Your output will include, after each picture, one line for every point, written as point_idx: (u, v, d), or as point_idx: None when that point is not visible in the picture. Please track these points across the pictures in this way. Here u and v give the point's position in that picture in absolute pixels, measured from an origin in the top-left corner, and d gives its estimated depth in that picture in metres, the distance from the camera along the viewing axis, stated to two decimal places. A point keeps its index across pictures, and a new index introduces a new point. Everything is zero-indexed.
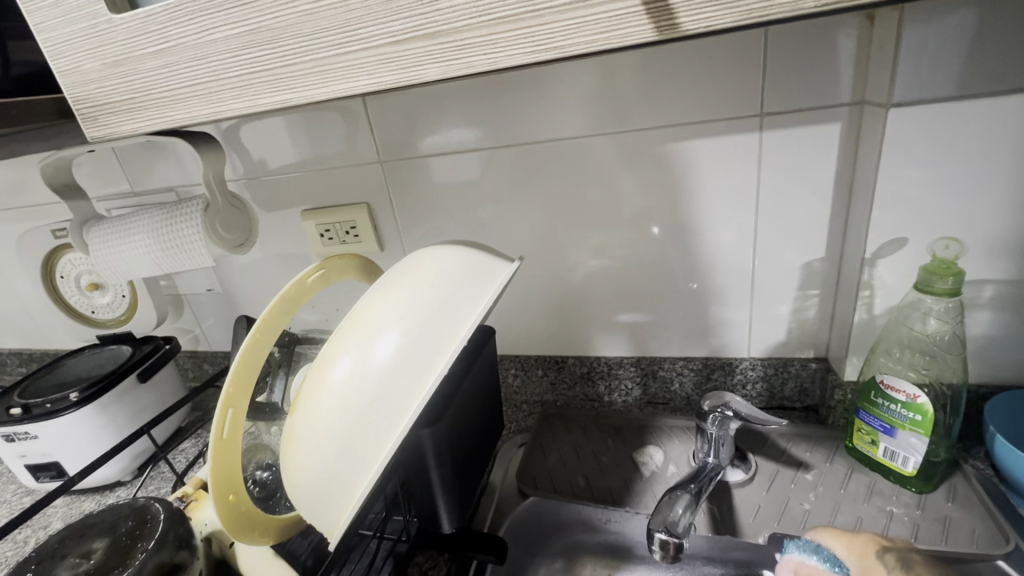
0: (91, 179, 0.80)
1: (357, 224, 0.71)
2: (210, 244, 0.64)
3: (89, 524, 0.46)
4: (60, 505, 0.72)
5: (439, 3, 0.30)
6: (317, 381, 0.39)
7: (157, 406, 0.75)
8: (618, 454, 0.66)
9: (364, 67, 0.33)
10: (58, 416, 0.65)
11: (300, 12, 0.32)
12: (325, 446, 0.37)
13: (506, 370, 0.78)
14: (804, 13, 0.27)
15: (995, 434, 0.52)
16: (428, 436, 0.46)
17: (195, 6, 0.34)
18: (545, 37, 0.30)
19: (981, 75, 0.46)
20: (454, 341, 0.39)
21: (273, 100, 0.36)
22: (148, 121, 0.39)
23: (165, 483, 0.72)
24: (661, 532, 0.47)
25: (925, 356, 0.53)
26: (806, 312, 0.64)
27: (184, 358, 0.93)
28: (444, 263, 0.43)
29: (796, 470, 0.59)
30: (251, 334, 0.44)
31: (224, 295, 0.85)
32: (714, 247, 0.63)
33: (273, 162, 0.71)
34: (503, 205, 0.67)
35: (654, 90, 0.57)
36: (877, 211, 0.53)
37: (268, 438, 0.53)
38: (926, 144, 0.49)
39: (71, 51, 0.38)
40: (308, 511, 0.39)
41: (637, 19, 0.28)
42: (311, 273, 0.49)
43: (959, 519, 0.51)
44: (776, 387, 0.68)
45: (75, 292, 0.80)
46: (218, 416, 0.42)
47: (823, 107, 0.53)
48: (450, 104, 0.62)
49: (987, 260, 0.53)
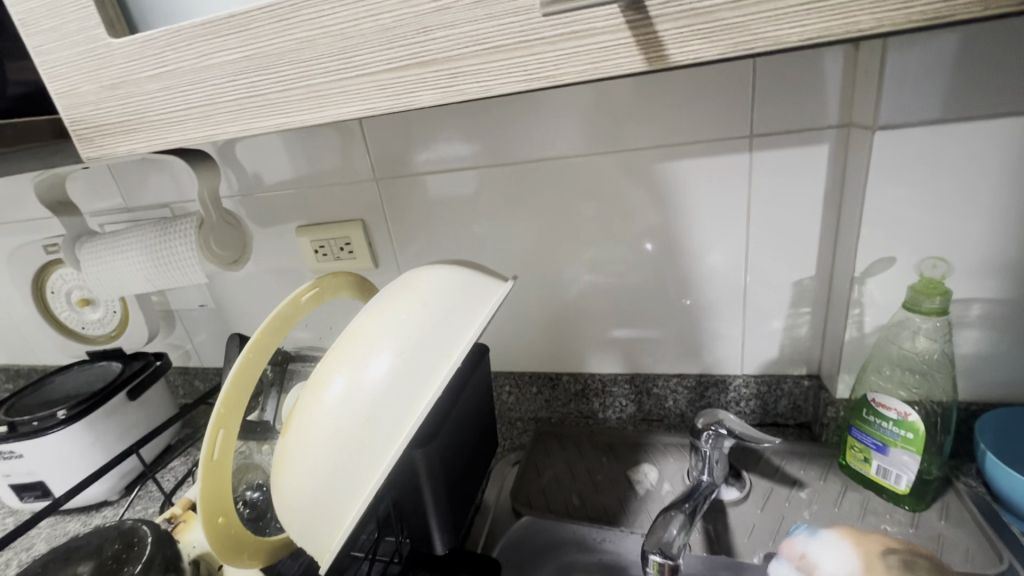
0: (85, 195, 0.80)
1: (352, 240, 0.72)
2: (204, 261, 0.64)
3: (74, 547, 0.45)
4: (44, 526, 0.70)
5: (434, 33, 0.31)
6: (311, 401, 0.39)
7: (147, 424, 0.74)
8: (612, 472, 0.65)
9: (359, 92, 0.33)
10: (44, 435, 0.64)
11: (298, 39, 0.33)
12: (318, 466, 0.37)
13: (501, 387, 0.77)
14: (788, 46, 0.27)
15: (986, 452, 0.53)
16: (420, 456, 0.46)
17: (194, 32, 0.35)
18: (537, 67, 0.30)
19: (963, 99, 0.47)
20: (449, 361, 0.39)
21: (269, 124, 0.36)
22: (144, 142, 0.39)
23: (153, 502, 0.71)
24: (656, 554, 0.46)
25: (915, 375, 0.54)
26: (798, 329, 0.64)
27: (175, 374, 0.92)
28: (439, 282, 0.43)
29: (790, 489, 0.59)
30: (244, 354, 0.43)
31: (217, 310, 0.85)
32: (707, 265, 0.63)
33: (268, 178, 0.71)
34: (497, 223, 0.67)
35: (646, 110, 0.58)
36: (866, 230, 0.54)
37: (260, 457, 0.52)
38: (912, 165, 0.50)
39: (69, 73, 0.39)
40: (298, 533, 0.38)
41: (626, 50, 0.29)
42: (305, 292, 0.49)
43: (952, 537, 0.51)
44: (770, 404, 0.68)
45: (66, 307, 0.79)
46: (209, 436, 0.41)
47: (811, 129, 0.55)
48: (445, 122, 0.63)
49: (975, 279, 0.54)
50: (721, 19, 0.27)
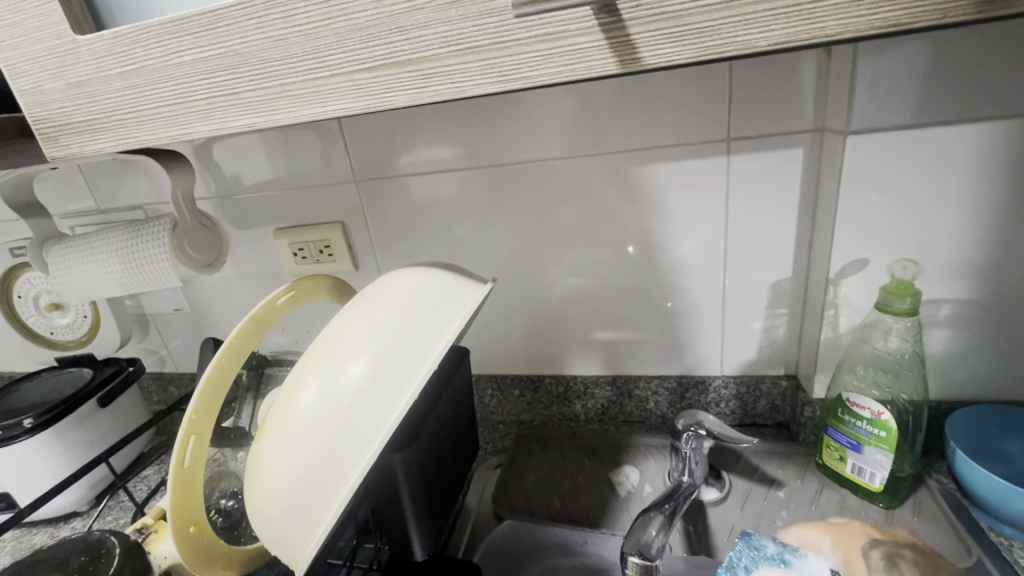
0: (55, 197, 0.77)
1: (331, 243, 0.71)
2: (177, 264, 0.63)
3: (38, 560, 0.43)
4: (9, 539, 0.68)
5: (409, 33, 0.30)
6: (285, 407, 0.38)
7: (118, 432, 0.72)
8: (594, 474, 0.65)
9: (333, 92, 0.33)
10: (10, 444, 0.61)
11: (269, 37, 0.32)
12: (292, 473, 0.36)
13: (483, 390, 0.77)
14: (755, 51, 0.28)
15: (956, 449, 0.54)
16: (399, 461, 0.45)
17: (163, 29, 0.34)
18: (512, 68, 0.30)
19: (931, 106, 0.48)
20: (426, 364, 0.38)
21: (241, 123, 0.35)
22: (112, 141, 0.38)
23: (124, 513, 0.69)
24: (635, 555, 0.46)
25: (888, 373, 0.55)
26: (776, 330, 0.65)
27: (148, 380, 0.90)
28: (418, 284, 0.43)
29: (769, 488, 0.60)
30: (217, 358, 0.42)
31: (193, 315, 0.83)
32: (686, 269, 0.64)
33: (245, 179, 0.70)
34: (479, 224, 0.67)
35: (627, 114, 0.58)
36: (841, 233, 0.55)
37: (234, 464, 0.52)
38: (885, 169, 0.51)
39: (32, 70, 0.38)
40: (272, 541, 0.38)
41: (599, 52, 0.29)
42: (281, 294, 0.48)
43: (924, 533, 0.52)
44: (749, 405, 0.69)
45: (33, 312, 0.77)
46: (180, 443, 0.40)
47: (786, 133, 0.56)
48: (427, 123, 0.63)
49: (944, 280, 0.55)
50: (691, 23, 0.28)
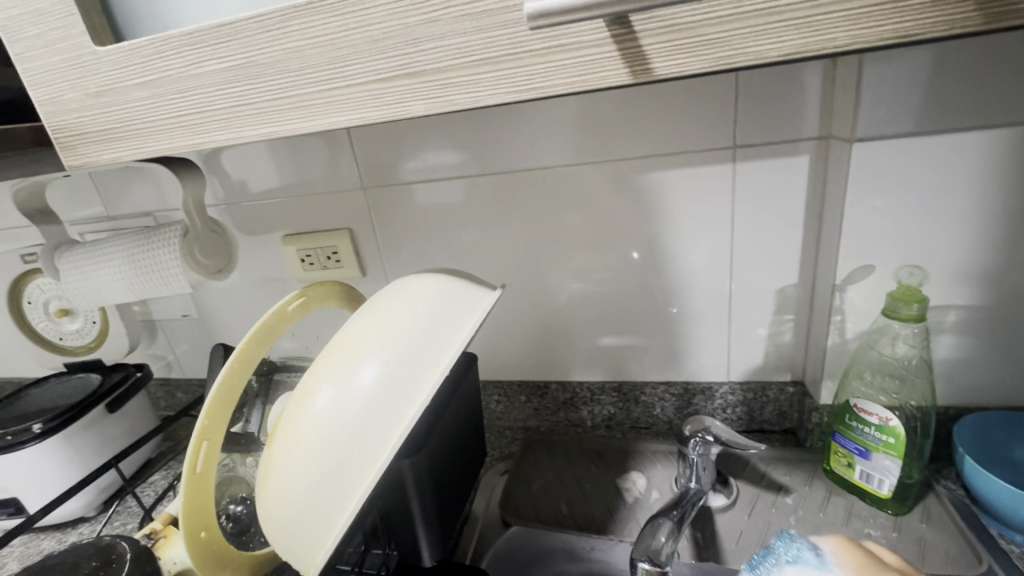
0: (66, 203, 0.78)
1: (339, 249, 0.71)
2: (188, 270, 0.63)
3: (50, 565, 0.43)
4: (17, 544, 0.68)
5: (424, 44, 0.31)
6: (297, 412, 0.38)
7: (126, 437, 0.72)
8: (602, 480, 0.65)
9: (348, 102, 0.34)
10: (20, 449, 0.62)
11: (286, 49, 0.33)
12: (303, 478, 0.37)
13: (489, 397, 0.77)
14: (766, 62, 0.28)
15: (964, 455, 0.54)
16: (408, 466, 0.45)
17: (181, 41, 0.35)
18: (526, 78, 0.31)
19: (936, 114, 0.49)
20: (436, 371, 0.38)
21: (256, 133, 0.36)
22: (128, 150, 0.39)
23: (131, 518, 0.69)
24: (644, 562, 0.46)
25: (895, 380, 0.55)
26: (782, 336, 0.65)
27: (156, 386, 0.91)
28: (428, 291, 0.43)
29: (776, 495, 0.60)
30: (229, 364, 0.43)
31: (201, 321, 0.83)
32: (692, 275, 0.64)
33: (253, 186, 0.71)
34: (486, 230, 0.67)
35: (632, 122, 0.59)
36: (847, 240, 0.55)
37: (243, 470, 0.51)
38: (890, 176, 0.52)
39: (52, 80, 0.38)
40: (283, 547, 0.38)
41: (612, 63, 0.29)
42: (291, 301, 0.48)
43: (933, 540, 0.52)
44: (755, 411, 0.69)
45: (43, 318, 0.77)
46: (192, 448, 0.41)
47: (790, 141, 0.56)
48: (434, 130, 0.63)
49: (951, 286, 0.55)
50: (703, 35, 0.28)
